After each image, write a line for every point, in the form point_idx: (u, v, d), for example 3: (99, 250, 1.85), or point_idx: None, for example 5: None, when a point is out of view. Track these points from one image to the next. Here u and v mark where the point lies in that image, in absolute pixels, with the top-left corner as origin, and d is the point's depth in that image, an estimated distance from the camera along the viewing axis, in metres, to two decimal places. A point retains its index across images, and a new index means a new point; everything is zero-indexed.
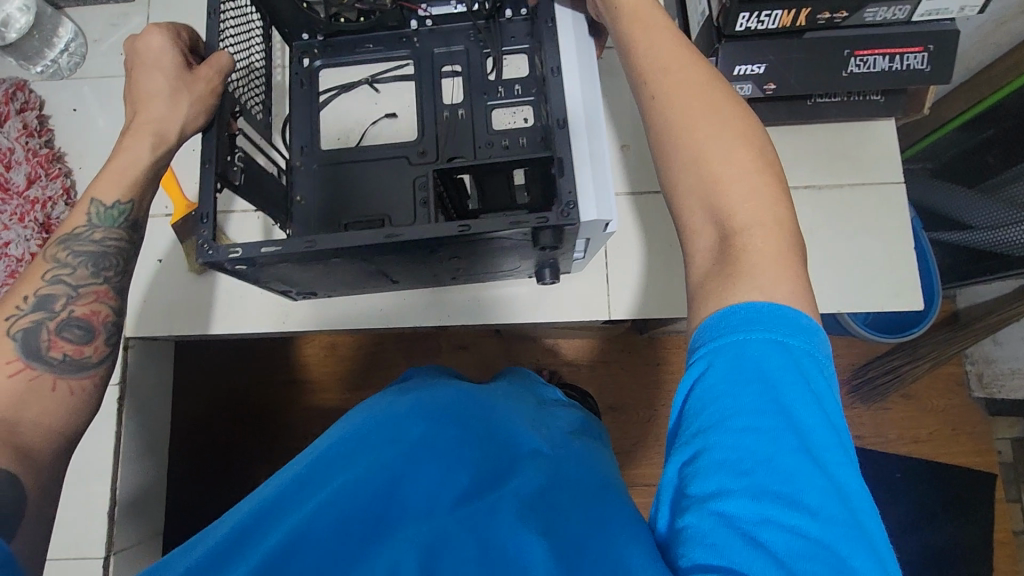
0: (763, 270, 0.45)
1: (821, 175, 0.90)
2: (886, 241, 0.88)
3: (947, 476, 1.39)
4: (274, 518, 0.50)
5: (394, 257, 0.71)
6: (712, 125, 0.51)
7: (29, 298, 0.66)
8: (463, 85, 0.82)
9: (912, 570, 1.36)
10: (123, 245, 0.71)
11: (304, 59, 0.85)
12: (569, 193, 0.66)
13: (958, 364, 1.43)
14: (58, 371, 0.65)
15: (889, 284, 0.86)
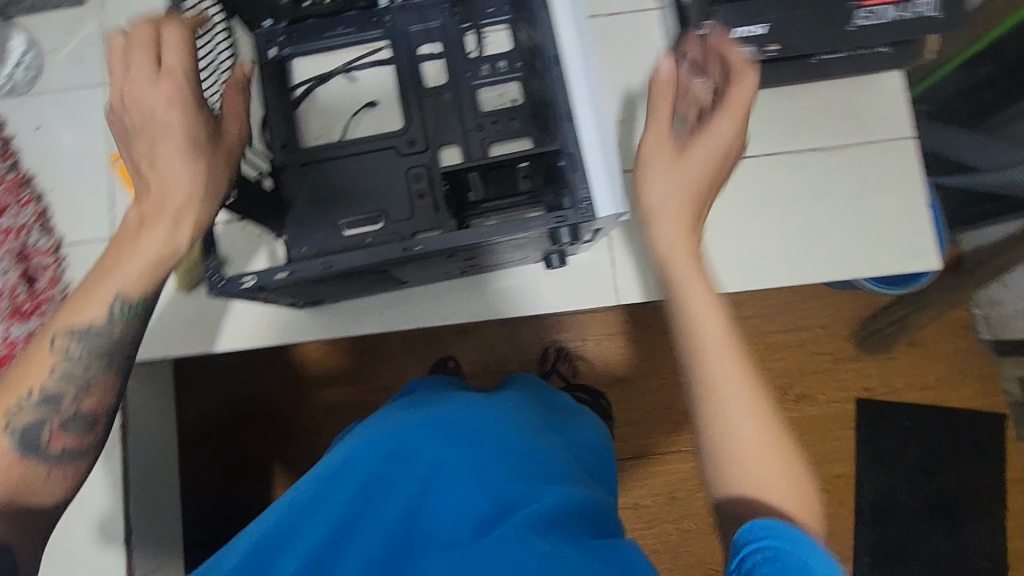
0: (756, 463, 0.59)
1: (821, 136, 0.85)
2: (891, 199, 0.84)
3: (956, 420, 1.40)
4: (300, 527, 0.58)
5: (409, 268, 0.69)
6: (741, 401, 0.61)
7: (33, 391, 0.64)
8: (445, 65, 0.77)
9: (925, 514, 1.38)
10: (140, 333, 0.67)
11: (270, 49, 0.78)
12: (585, 190, 0.66)
13: (965, 309, 1.43)
14: (57, 463, 0.64)
15: (898, 245, 0.83)
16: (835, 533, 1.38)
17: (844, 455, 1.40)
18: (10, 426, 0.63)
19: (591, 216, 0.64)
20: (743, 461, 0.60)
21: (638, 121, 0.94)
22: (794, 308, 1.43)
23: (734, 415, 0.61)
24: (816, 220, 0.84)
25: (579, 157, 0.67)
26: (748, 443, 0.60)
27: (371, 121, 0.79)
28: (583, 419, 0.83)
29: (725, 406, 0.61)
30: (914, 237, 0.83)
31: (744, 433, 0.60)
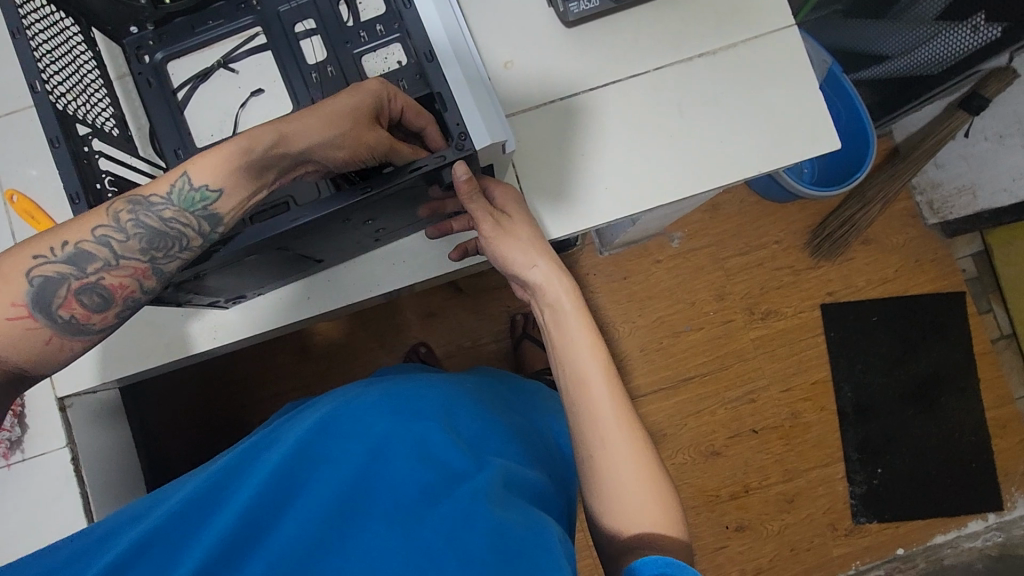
0: (621, 450, 0.58)
1: (709, 39, 0.84)
2: (794, 90, 0.83)
3: (921, 307, 1.43)
4: (219, 500, 0.50)
5: (310, 238, 0.65)
6: (605, 388, 0.60)
7: (65, 246, 0.51)
8: (323, 41, 0.72)
9: (907, 401, 1.41)
10: (188, 237, 0.55)
11: (144, 56, 0.72)
12: (456, 125, 0.64)
13: (908, 198, 1.46)
14: (54, 328, 0.52)
15: (800, 134, 0.83)
16: (823, 436, 1.41)
17: (819, 360, 1.43)
18: (30, 275, 0.50)
19: (467, 151, 0.62)
20: (607, 475, 0.58)
21: (530, 58, 0.84)
22: (746, 229, 1.45)
23: (606, 438, 0.58)
24: (715, 124, 0.83)
25: (449, 95, 0.66)
26: (612, 462, 0.58)
27: (260, 110, 0.73)
28: (542, 408, 0.78)
29: (595, 427, 0.59)
30: (815, 121, 0.83)
31: (611, 450, 0.58)
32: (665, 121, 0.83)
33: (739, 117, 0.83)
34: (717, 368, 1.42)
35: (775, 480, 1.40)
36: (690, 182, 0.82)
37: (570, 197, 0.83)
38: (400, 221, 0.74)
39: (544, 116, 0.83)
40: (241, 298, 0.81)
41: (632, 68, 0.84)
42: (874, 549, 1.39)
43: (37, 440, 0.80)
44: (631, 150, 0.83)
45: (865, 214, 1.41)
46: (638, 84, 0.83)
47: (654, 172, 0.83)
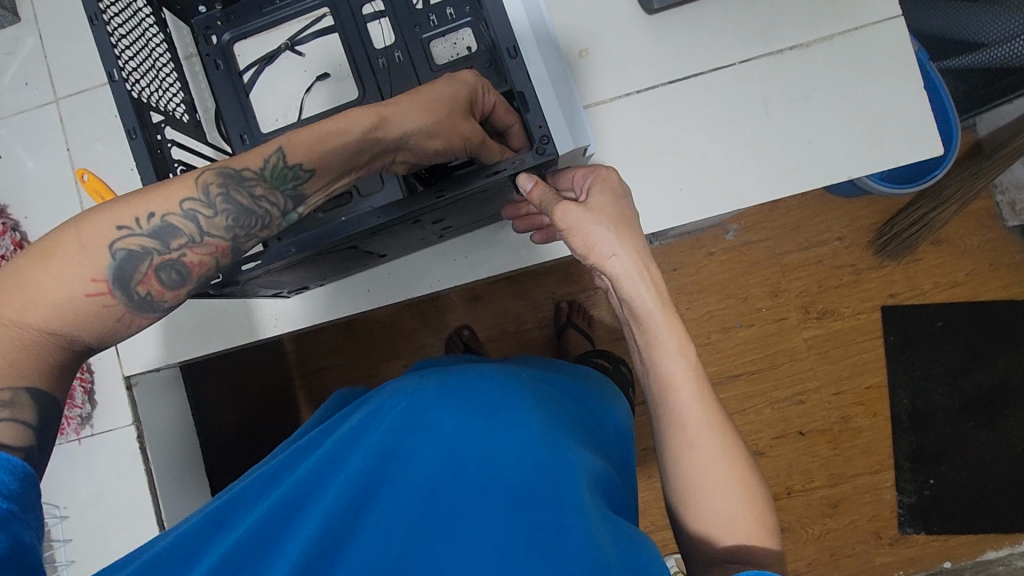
0: (705, 450, 0.56)
1: (801, 28, 0.78)
2: (893, 83, 0.77)
3: (991, 314, 1.35)
4: (298, 506, 0.50)
5: (381, 237, 0.67)
6: (690, 384, 0.57)
7: (151, 219, 0.49)
8: (391, 23, 0.70)
9: (969, 412, 1.34)
10: (271, 217, 0.54)
11: (211, 37, 0.71)
12: (540, 127, 0.63)
13: (988, 197, 1.36)
14: (128, 304, 0.50)
15: (897, 133, 0.77)
16: (874, 442, 1.37)
17: (876, 364, 1.37)
18: (114, 248, 0.48)
19: (549, 155, 0.62)
20: (698, 484, 0.56)
21: (604, 43, 0.81)
22: (807, 225, 1.38)
23: (696, 441, 0.56)
24: (802, 123, 0.78)
25: (530, 93, 0.64)
26: (704, 464, 0.56)
27: (325, 95, 0.73)
28: (602, 397, 0.76)
29: (678, 423, 0.57)
30: (916, 119, 0.77)
31: (703, 455, 0.56)
32: (750, 117, 0.78)
33: (826, 114, 0.77)
34: (767, 366, 1.38)
35: (819, 484, 1.36)
36: (775, 184, 0.78)
37: (647, 196, 0.80)
38: (467, 220, 0.74)
39: (620, 112, 0.80)
40: (304, 288, 0.82)
41: (715, 60, 0.79)
42: (918, 561, 1.34)
43: (105, 417, 0.85)
44: (714, 147, 0.79)
45: (940, 214, 1.32)
46: (721, 78, 0.79)
47: (735, 172, 0.79)
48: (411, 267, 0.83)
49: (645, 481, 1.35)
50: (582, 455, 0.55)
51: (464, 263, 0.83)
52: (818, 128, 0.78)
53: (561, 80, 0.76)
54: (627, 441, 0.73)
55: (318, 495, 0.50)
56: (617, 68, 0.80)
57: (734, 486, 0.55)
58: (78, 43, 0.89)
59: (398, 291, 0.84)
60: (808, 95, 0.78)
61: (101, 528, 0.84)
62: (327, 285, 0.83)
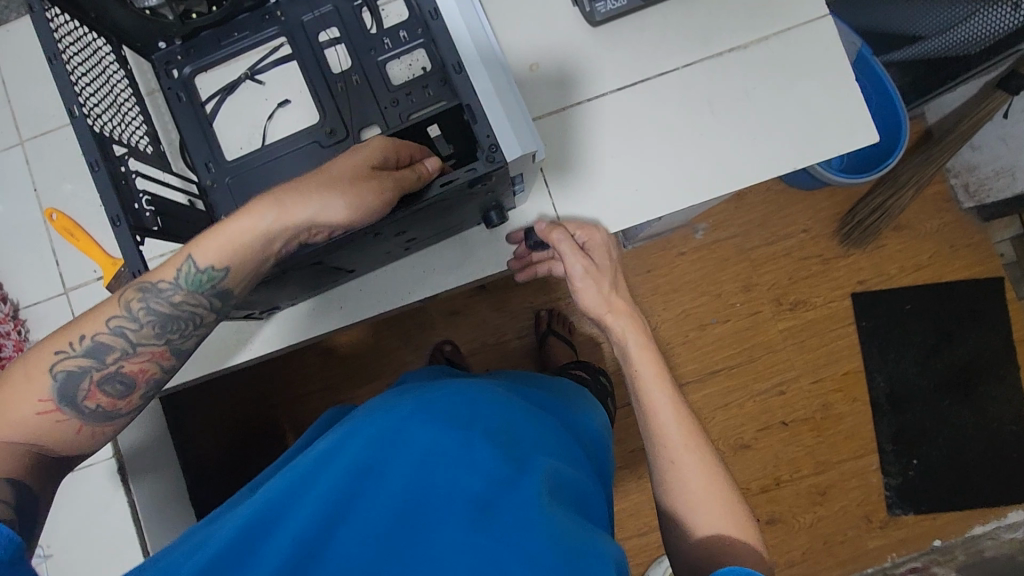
0: (687, 455, 0.62)
1: (740, 32, 0.82)
2: (829, 77, 0.81)
3: (955, 294, 1.40)
4: (273, 523, 0.50)
5: (345, 250, 0.68)
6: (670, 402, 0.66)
7: (83, 340, 0.57)
8: (347, 49, 0.70)
9: (944, 390, 1.38)
10: (198, 316, 0.61)
11: (172, 71, 0.71)
12: (488, 137, 0.65)
13: (943, 181, 1.42)
14: (81, 418, 0.58)
15: (839, 127, 0.81)
16: (856, 428, 1.39)
17: (850, 351, 1.40)
18: (54, 370, 0.56)
19: (500, 162, 0.64)
20: (685, 495, 0.61)
21: (553, 56, 0.84)
22: (773, 219, 1.42)
23: (675, 457, 0.62)
24: (744, 123, 0.81)
25: (478, 107, 0.66)
26: (683, 475, 0.61)
27: (289, 121, 0.73)
28: (573, 405, 0.78)
29: (661, 435, 0.64)
30: (853, 113, 0.80)
31: (684, 467, 0.62)
32: (696, 118, 0.82)
33: (769, 110, 0.81)
34: (746, 359, 1.40)
35: (807, 472, 1.38)
36: (726, 180, 0.81)
37: (604, 201, 0.82)
38: (431, 230, 0.75)
39: (571, 119, 0.83)
40: (274, 309, 0.83)
41: (658, 67, 0.82)
42: (909, 541, 1.37)
43: None
44: (664, 151, 0.82)
45: (898, 200, 1.37)
46: (667, 83, 0.82)
47: (687, 172, 0.82)
48: (381, 280, 0.85)
49: (636, 482, 1.37)
50: (550, 462, 0.57)
51: (433, 274, 0.84)
52: (763, 125, 0.81)
53: (512, 95, 0.73)
54: (599, 449, 0.75)
55: (293, 506, 0.50)
56: (561, 80, 0.83)
57: (717, 491, 0.61)
58: (41, 86, 0.91)
59: (368, 307, 0.85)
60: (750, 94, 0.81)
61: (84, 563, 0.83)
62: (294, 305, 0.85)
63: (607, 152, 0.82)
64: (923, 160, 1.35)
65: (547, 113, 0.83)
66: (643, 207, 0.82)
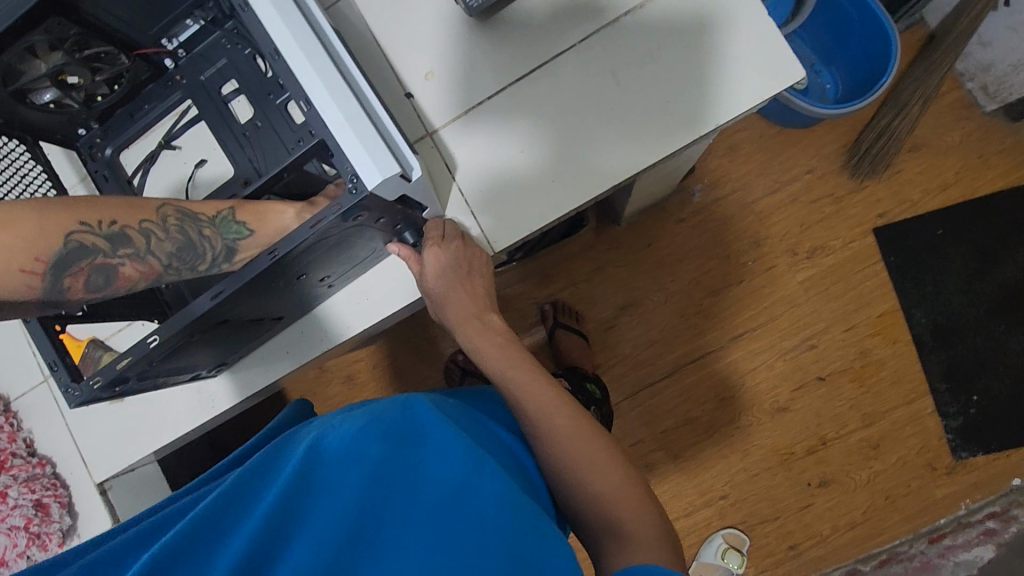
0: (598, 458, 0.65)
1: None
2: (737, 20, 0.78)
3: (993, 209, 1.27)
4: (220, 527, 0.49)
5: (254, 304, 0.63)
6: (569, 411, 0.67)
7: (112, 226, 0.58)
8: (248, 98, 0.70)
9: (994, 313, 1.27)
10: (204, 258, 0.62)
11: (97, 153, 0.75)
12: (348, 169, 0.53)
13: (957, 88, 1.29)
14: (48, 289, 0.56)
15: (759, 66, 0.78)
16: (902, 371, 1.29)
17: (882, 290, 1.30)
18: (70, 237, 0.56)
19: (364, 192, 0.52)
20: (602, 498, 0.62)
21: (452, 62, 0.82)
22: (772, 166, 1.33)
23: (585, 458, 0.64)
24: (658, 84, 0.79)
25: (330, 138, 0.54)
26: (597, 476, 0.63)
27: (206, 180, 0.73)
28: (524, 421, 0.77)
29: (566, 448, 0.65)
30: (772, 51, 0.77)
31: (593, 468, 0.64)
32: (609, 87, 0.80)
33: (681, 68, 0.79)
34: (770, 318, 1.32)
35: (854, 427, 1.29)
36: (649, 149, 0.79)
37: (526, 197, 0.80)
38: (345, 263, 0.68)
39: (477, 123, 0.81)
40: (223, 365, 0.84)
41: (558, 46, 0.81)
42: (983, 485, 1.25)
43: (89, 525, 0.90)
44: (579, 130, 0.80)
45: (906, 118, 1.26)
46: (578, 57, 0.80)
47: (611, 143, 0.79)
48: (322, 318, 0.83)
49: (670, 463, 1.33)
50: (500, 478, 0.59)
51: (371, 304, 0.82)
52: (678, 84, 0.79)
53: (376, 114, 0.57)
54: None
55: (253, 503, 0.51)
56: (462, 82, 0.82)
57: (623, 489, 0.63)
58: None
59: (313, 345, 0.84)
60: (656, 56, 0.79)
61: None
62: (243, 357, 0.85)
63: (520, 146, 0.80)
64: (924, 71, 1.24)
65: (452, 124, 0.81)
66: (566, 194, 0.80)
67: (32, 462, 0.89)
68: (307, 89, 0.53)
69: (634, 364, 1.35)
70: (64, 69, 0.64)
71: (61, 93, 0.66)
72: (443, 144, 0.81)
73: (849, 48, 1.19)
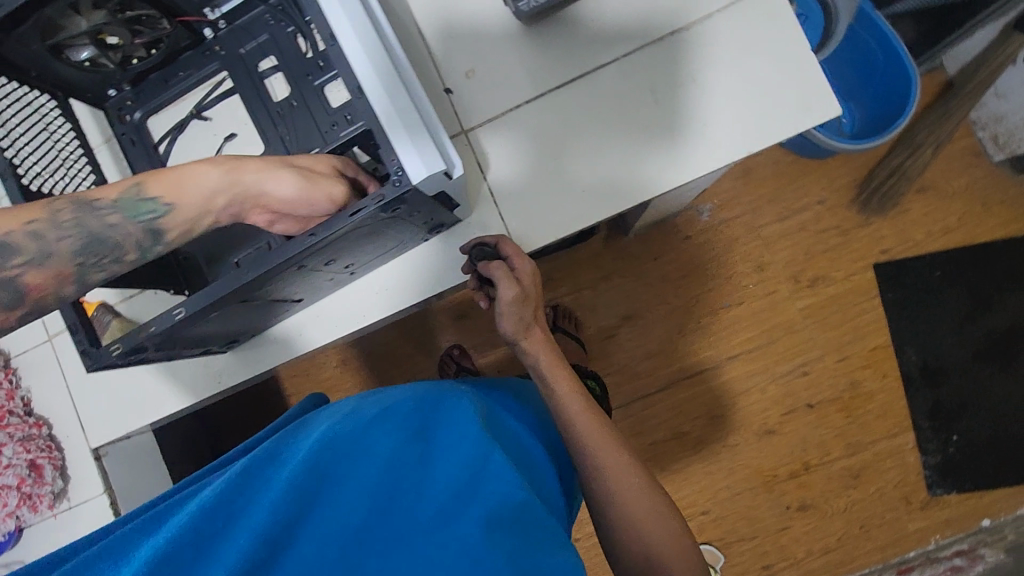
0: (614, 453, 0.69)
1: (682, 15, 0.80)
2: (778, 47, 0.79)
3: (991, 256, 1.30)
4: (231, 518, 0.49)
5: (279, 286, 0.63)
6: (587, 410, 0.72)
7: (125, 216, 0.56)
8: (286, 77, 0.70)
9: (981, 358, 1.30)
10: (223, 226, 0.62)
11: (125, 116, 0.75)
12: (392, 159, 0.53)
13: (969, 135, 1.31)
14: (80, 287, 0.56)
15: (796, 101, 0.79)
16: (889, 405, 1.31)
17: (878, 324, 1.32)
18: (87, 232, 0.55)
19: (409, 186, 0.53)
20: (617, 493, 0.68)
21: (489, 62, 0.82)
22: (784, 193, 1.35)
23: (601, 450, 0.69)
24: (694, 107, 0.80)
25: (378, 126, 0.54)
26: (614, 471, 0.68)
27: (234, 155, 0.73)
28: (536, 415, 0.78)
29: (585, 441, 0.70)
30: (810, 87, 0.79)
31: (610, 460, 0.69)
32: (645, 103, 0.80)
33: (718, 91, 0.79)
34: (766, 341, 1.34)
35: (838, 455, 1.32)
36: (679, 168, 0.80)
37: (554, 206, 0.81)
38: (372, 251, 0.68)
39: (510, 126, 0.82)
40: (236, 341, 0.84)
41: (600, 58, 0.81)
42: (954, 523, 1.28)
43: (79, 489, 0.89)
44: (613, 144, 0.80)
45: (917, 160, 1.28)
46: (618, 70, 0.81)
47: (642, 161, 0.80)
48: (340, 301, 0.84)
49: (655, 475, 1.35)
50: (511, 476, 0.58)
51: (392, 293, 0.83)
52: (713, 105, 0.80)
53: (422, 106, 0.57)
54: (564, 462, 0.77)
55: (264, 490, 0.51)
56: (498, 85, 0.82)
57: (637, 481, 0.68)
58: None
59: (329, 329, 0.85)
60: (696, 75, 0.80)
61: None
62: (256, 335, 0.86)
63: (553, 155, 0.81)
64: (940, 116, 1.27)
65: (485, 125, 0.82)
66: (595, 205, 0.80)
67: (29, 422, 0.88)
68: (358, 71, 0.54)
69: (629, 374, 1.36)
70: (104, 29, 0.63)
71: (99, 52, 0.65)
72: (476, 144, 0.82)
73: (873, 85, 1.20)
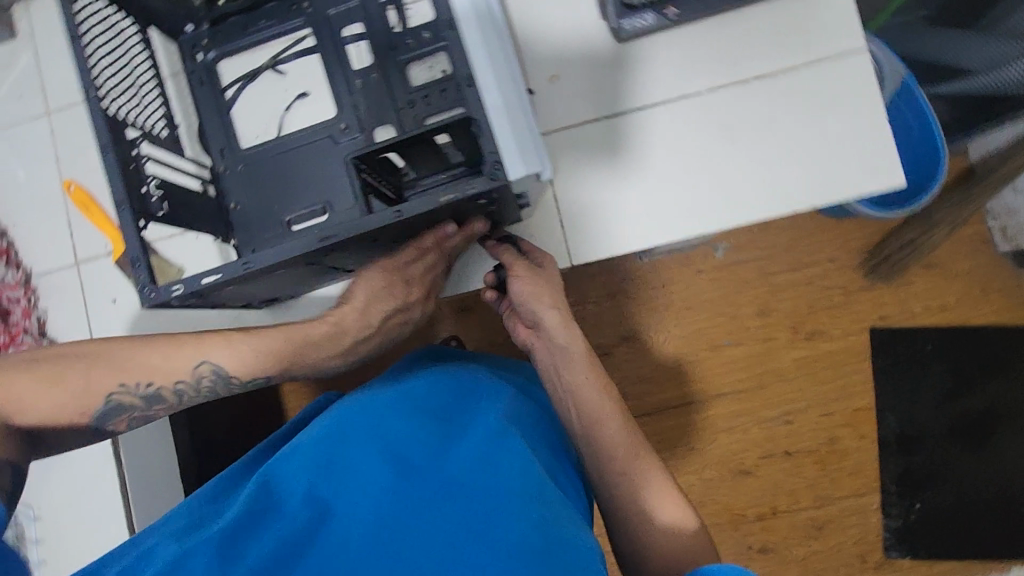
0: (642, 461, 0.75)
1: (769, 62, 0.87)
2: (853, 107, 0.86)
3: (980, 339, 1.36)
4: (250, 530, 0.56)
5: (349, 250, 0.72)
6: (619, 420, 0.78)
7: None
8: (369, 46, 0.77)
9: (955, 435, 1.35)
10: None
11: (197, 54, 0.80)
12: (492, 150, 0.65)
13: (980, 222, 1.37)
14: None
15: (859, 162, 0.85)
16: (862, 465, 1.36)
17: (865, 387, 1.37)
18: None
19: (504, 179, 0.64)
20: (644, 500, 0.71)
21: (578, 69, 0.90)
22: (798, 245, 1.38)
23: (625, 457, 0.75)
24: (767, 149, 0.87)
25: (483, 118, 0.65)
26: (642, 479, 0.74)
27: (303, 111, 0.82)
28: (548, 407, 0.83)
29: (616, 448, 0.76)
30: (867, 148, 0.86)
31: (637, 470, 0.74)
32: (723, 136, 0.87)
33: (790, 137, 0.87)
34: (757, 385, 1.37)
35: (806, 505, 1.36)
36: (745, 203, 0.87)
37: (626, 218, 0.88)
38: (439, 233, 0.78)
39: (591, 134, 0.90)
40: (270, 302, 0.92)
41: (686, 88, 0.89)
42: None
43: None
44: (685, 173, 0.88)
45: (929, 238, 1.32)
46: (702, 101, 0.88)
47: (711, 190, 0.88)
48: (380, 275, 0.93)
49: None
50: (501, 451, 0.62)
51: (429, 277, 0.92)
52: (785, 150, 0.87)
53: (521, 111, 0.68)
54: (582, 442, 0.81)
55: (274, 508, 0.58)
56: (588, 93, 0.90)
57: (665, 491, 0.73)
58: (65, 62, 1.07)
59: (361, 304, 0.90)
60: (776, 116, 0.87)
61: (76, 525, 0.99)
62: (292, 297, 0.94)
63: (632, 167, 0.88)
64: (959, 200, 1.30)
65: (574, 129, 0.90)
66: (664, 222, 0.88)
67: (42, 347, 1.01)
68: (476, 75, 0.67)
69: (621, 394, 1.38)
70: None
71: None
72: (556, 146, 0.90)
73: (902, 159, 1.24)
